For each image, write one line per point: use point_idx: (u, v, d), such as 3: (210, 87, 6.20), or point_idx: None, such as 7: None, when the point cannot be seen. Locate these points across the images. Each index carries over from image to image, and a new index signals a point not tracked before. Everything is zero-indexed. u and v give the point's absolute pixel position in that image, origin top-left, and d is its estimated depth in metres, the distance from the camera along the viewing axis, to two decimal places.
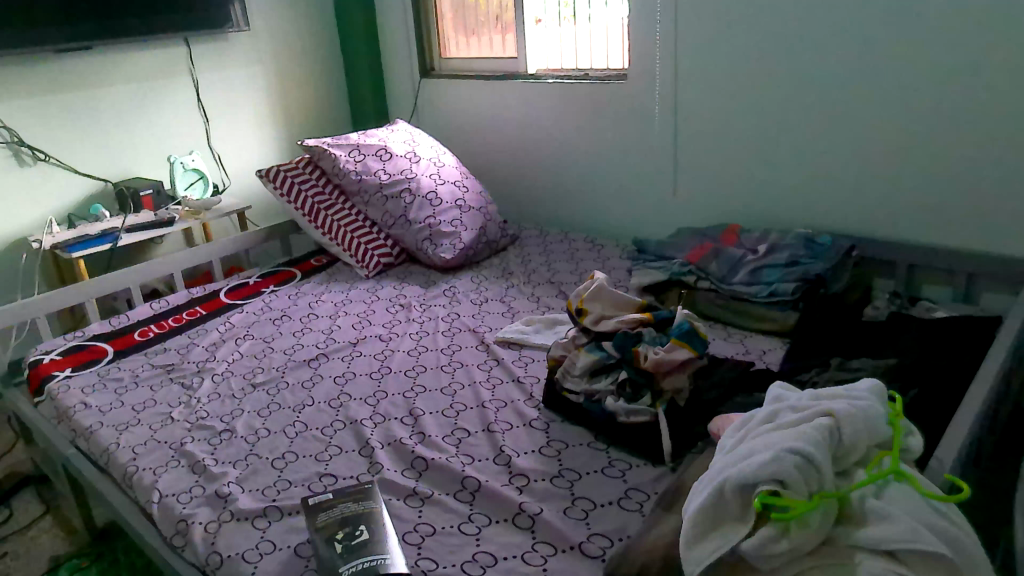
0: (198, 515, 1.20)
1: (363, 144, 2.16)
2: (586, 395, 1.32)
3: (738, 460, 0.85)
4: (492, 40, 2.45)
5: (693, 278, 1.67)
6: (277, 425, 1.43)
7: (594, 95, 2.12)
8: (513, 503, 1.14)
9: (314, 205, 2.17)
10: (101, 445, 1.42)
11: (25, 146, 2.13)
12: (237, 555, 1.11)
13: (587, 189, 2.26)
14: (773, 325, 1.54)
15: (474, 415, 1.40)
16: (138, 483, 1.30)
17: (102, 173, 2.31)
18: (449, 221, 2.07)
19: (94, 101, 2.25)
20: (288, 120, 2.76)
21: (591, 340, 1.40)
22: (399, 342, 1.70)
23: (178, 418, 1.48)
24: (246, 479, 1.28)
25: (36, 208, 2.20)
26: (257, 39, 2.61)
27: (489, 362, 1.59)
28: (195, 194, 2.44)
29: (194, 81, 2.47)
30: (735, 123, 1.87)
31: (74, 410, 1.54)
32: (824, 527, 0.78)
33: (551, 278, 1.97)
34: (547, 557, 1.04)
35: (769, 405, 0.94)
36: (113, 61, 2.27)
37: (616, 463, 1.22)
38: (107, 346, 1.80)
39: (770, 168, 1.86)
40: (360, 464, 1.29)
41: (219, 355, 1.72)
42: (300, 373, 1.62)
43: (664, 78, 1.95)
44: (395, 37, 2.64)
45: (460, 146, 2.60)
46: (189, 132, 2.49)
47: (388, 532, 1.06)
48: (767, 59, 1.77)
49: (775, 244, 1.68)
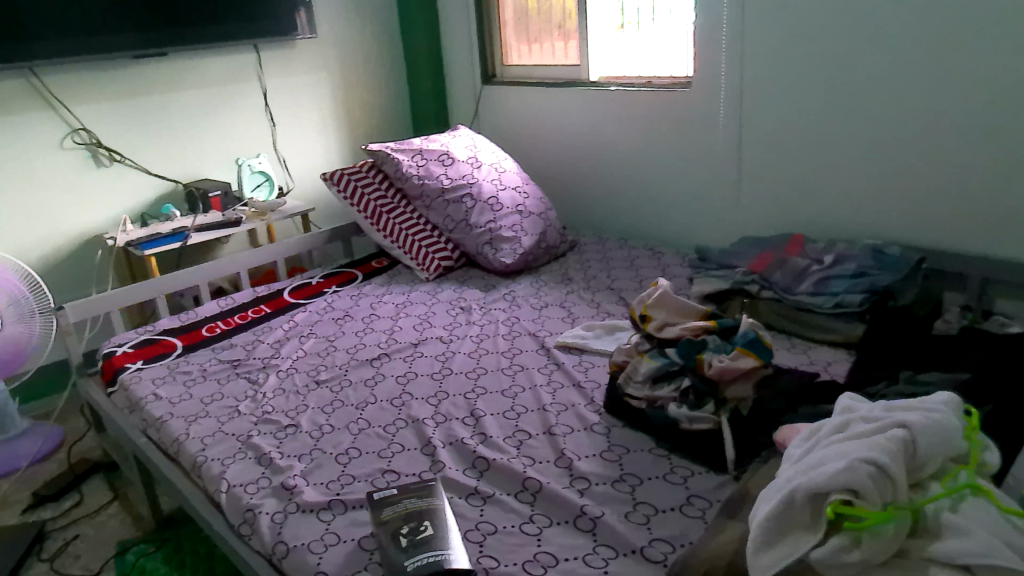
0: (265, 505, 1.24)
1: (425, 149, 2.20)
2: (648, 401, 1.32)
3: (809, 469, 0.84)
4: (554, 47, 2.48)
5: (756, 287, 1.66)
6: (341, 422, 1.47)
7: (656, 103, 2.12)
8: (574, 505, 1.15)
9: (377, 208, 2.21)
10: (172, 435, 1.48)
11: (103, 147, 2.25)
12: (302, 545, 1.14)
13: (647, 196, 2.25)
14: (838, 336, 1.50)
15: (535, 418, 1.41)
16: (207, 473, 1.36)
17: (173, 175, 2.41)
18: (510, 226, 2.09)
19: (167, 106, 2.35)
20: (352, 126, 2.82)
21: (654, 347, 1.40)
22: (459, 344, 1.73)
23: (245, 411, 1.53)
24: (310, 472, 1.32)
25: (112, 206, 2.32)
26: (324, 45, 2.68)
27: (549, 366, 1.60)
28: (261, 196, 2.50)
29: (263, 87, 2.55)
30: (801, 129, 1.85)
31: (146, 401, 1.61)
32: (898, 538, 0.78)
33: (610, 285, 1.96)
34: (609, 560, 1.05)
35: (839, 416, 0.93)
36: (185, 68, 2.37)
37: (678, 470, 1.21)
38: (176, 340, 1.87)
39: (835, 177, 1.83)
40: (422, 462, 1.32)
41: (283, 352, 1.77)
42: (363, 371, 1.66)
43: (728, 85, 1.95)
44: (458, 45, 2.69)
45: (519, 153, 2.62)
46: (257, 136, 2.57)
47: (450, 528, 1.08)
48: (838, 65, 1.75)
49: (841, 256, 1.66)
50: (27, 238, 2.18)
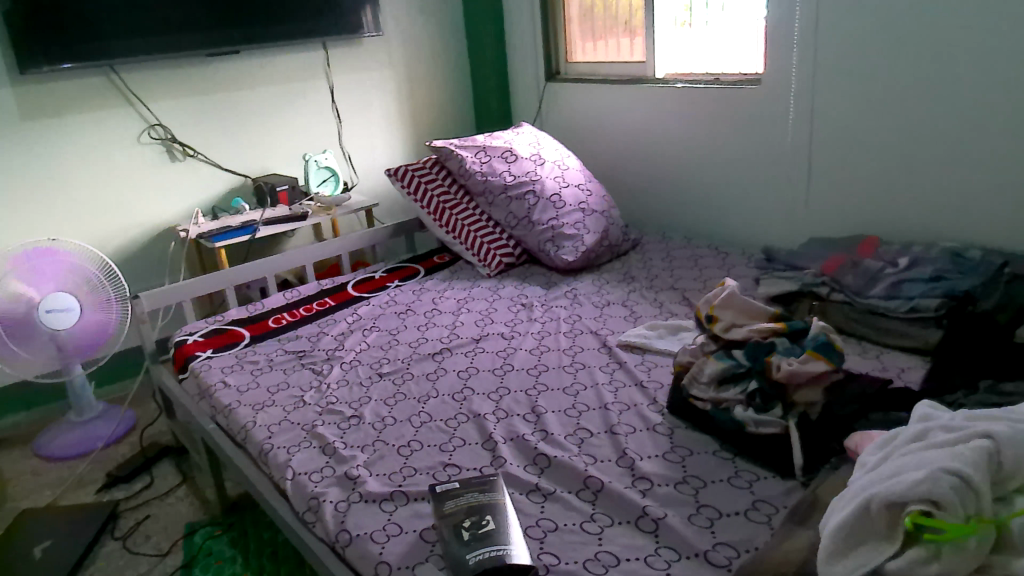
0: (329, 494, 1.27)
1: (489, 146, 2.21)
2: (713, 403, 1.30)
3: (886, 477, 0.82)
4: (620, 43, 2.46)
5: (826, 289, 1.62)
6: (403, 414, 1.49)
7: (723, 100, 2.09)
8: (636, 505, 1.14)
9: (440, 204, 2.23)
10: (240, 422, 1.53)
11: (177, 142, 2.33)
12: (365, 535, 1.16)
13: (713, 195, 2.22)
14: (913, 341, 1.45)
15: (596, 416, 1.41)
16: (273, 460, 1.39)
17: (243, 169, 2.48)
18: (573, 223, 2.08)
19: (238, 102, 2.42)
20: (416, 123, 2.85)
21: (720, 348, 1.38)
22: (521, 341, 1.73)
23: (310, 401, 1.57)
24: (373, 463, 1.34)
25: (185, 199, 2.39)
26: (390, 43, 2.72)
27: (611, 364, 1.59)
28: (326, 191, 2.53)
29: (330, 84, 2.60)
30: (876, 128, 1.80)
31: (216, 388, 1.66)
32: (981, 553, 0.75)
33: (673, 285, 1.94)
34: (671, 562, 1.04)
35: (918, 423, 0.90)
36: (256, 65, 2.43)
37: (743, 474, 1.19)
38: (244, 330, 1.92)
39: (911, 178, 1.77)
40: (483, 457, 1.33)
41: (347, 345, 1.80)
42: (425, 365, 1.67)
43: (799, 82, 1.90)
44: (523, 42, 2.69)
45: (583, 150, 2.61)
46: (324, 132, 2.63)
47: (511, 523, 1.09)
48: (917, 63, 1.69)
49: (917, 259, 1.60)
50: (104, 229, 2.28)
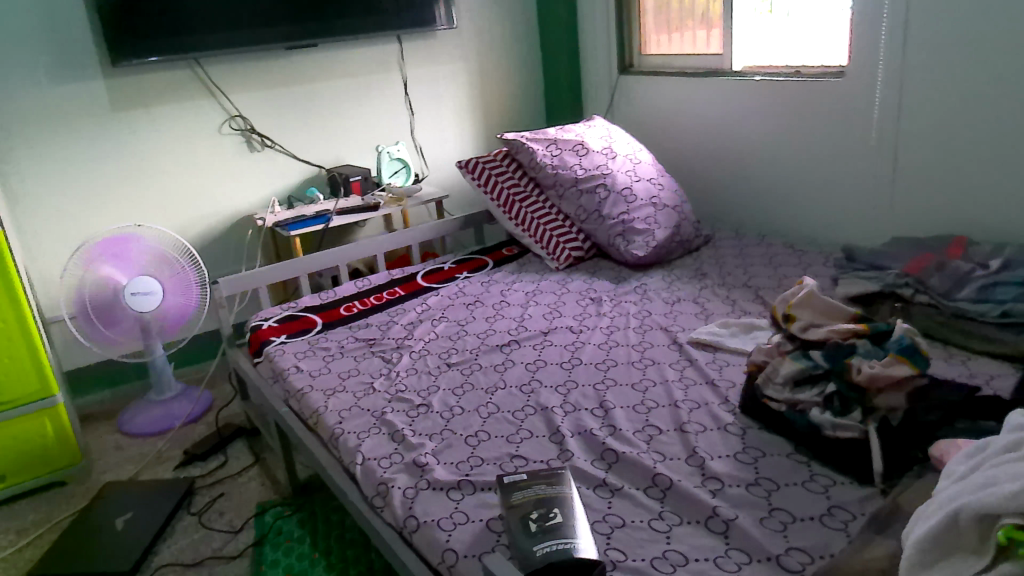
0: (397, 480, 1.29)
1: (560, 139, 2.20)
2: (788, 404, 1.27)
3: (977, 488, 0.79)
4: (696, 35, 2.41)
5: (909, 291, 1.56)
6: (470, 404, 1.50)
7: (803, 94, 2.03)
8: (706, 505, 1.12)
9: (510, 197, 2.24)
10: (312, 406, 1.57)
11: (256, 133, 2.40)
12: (432, 521, 1.18)
13: (789, 191, 2.16)
14: (1004, 347, 1.38)
15: (666, 413, 1.39)
16: (344, 444, 1.42)
17: (318, 160, 2.54)
18: (644, 218, 2.06)
19: (314, 94, 2.47)
20: (487, 115, 2.86)
21: (797, 349, 1.34)
22: (589, 335, 1.72)
23: (380, 388, 1.60)
24: (441, 451, 1.36)
25: (262, 189, 2.46)
26: (464, 36, 2.73)
27: (681, 362, 1.57)
28: (398, 181, 2.56)
29: (404, 76, 2.63)
30: (967, 124, 1.72)
31: (289, 372, 1.70)
32: None
33: (747, 282, 1.90)
34: (742, 565, 1.02)
35: (1011, 433, 0.87)
36: (333, 58, 2.48)
37: (818, 478, 1.16)
38: (316, 317, 1.97)
39: (1004, 176, 1.69)
40: (550, 450, 1.33)
41: (417, 334, 1.82)
42: (493, 356, 1.68)
43: (885, 76, 1.84)
44: (596, 34, 2.67)
45: (655, 144, 2.58)
46: (397, 124, 2.66)
47: (579, 517, 1.08)
48: (1015, 55, 1.61)
49: (1009, 262, 1.53)
50: (186, 216, 2.37)
